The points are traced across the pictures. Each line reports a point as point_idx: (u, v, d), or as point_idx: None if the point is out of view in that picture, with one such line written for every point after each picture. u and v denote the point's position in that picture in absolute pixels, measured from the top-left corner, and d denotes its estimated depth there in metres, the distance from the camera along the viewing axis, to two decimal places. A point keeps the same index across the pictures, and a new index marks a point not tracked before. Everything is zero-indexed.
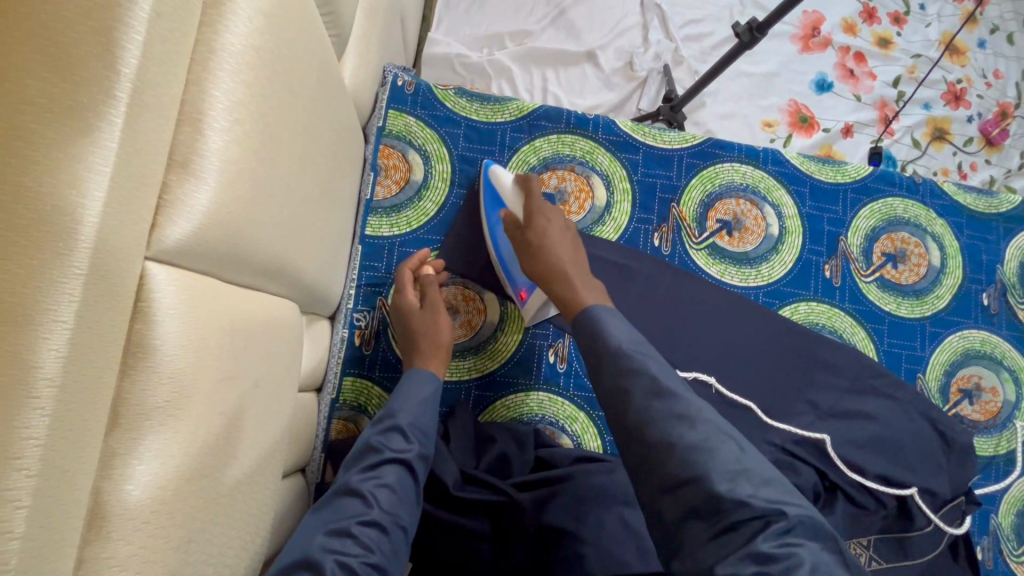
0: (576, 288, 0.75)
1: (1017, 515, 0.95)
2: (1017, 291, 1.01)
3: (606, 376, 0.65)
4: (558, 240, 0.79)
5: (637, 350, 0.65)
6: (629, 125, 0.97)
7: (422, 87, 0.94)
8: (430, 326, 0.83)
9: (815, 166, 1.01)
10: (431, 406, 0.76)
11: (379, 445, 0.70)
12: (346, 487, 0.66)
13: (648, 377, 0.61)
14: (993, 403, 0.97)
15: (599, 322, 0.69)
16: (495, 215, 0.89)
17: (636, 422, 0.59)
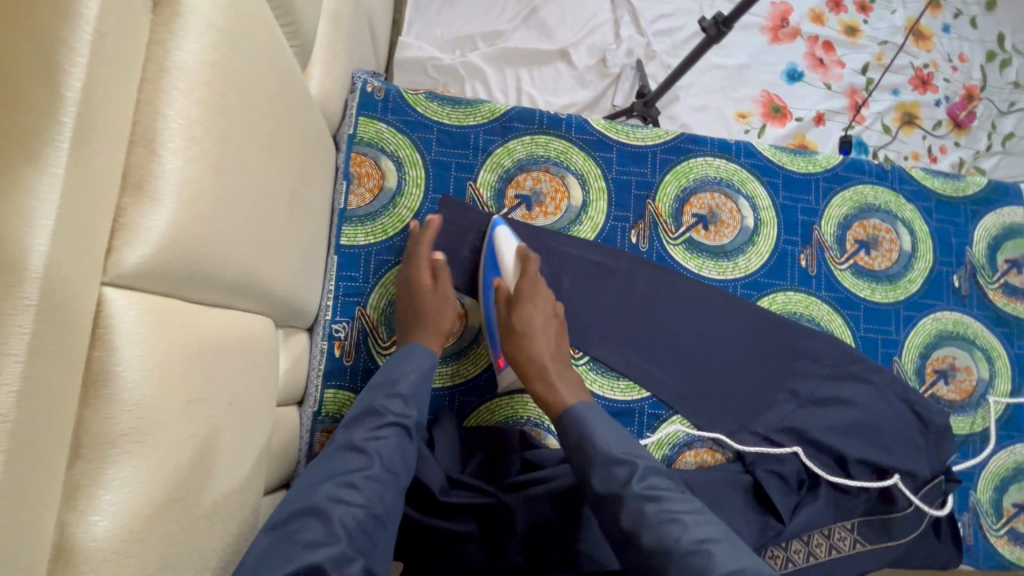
0: (557, 387, 0.79)
1: (995, 490, 0.97)
2: (987, 271, 1.03)
3: (593, 484, 0.69)
4: (544, 340, 0.82)
5: (628, 453, 0.69)
6: (602, 124, 0.96)
7: (392, 93, 0.93)
8: (437, 306, 0.84)
9: (787, 157, 1.01)
10: (429, 373, 0.79)
11: (379, 407, 0.73)
12: (347, 444, 0.69)
13: (639, 486, 0.66)
14: (967, 381, 0.99)
15: (587, 426, 0.73)
16: (490, 280, 0.90)
17: (631, 529, 0.64)
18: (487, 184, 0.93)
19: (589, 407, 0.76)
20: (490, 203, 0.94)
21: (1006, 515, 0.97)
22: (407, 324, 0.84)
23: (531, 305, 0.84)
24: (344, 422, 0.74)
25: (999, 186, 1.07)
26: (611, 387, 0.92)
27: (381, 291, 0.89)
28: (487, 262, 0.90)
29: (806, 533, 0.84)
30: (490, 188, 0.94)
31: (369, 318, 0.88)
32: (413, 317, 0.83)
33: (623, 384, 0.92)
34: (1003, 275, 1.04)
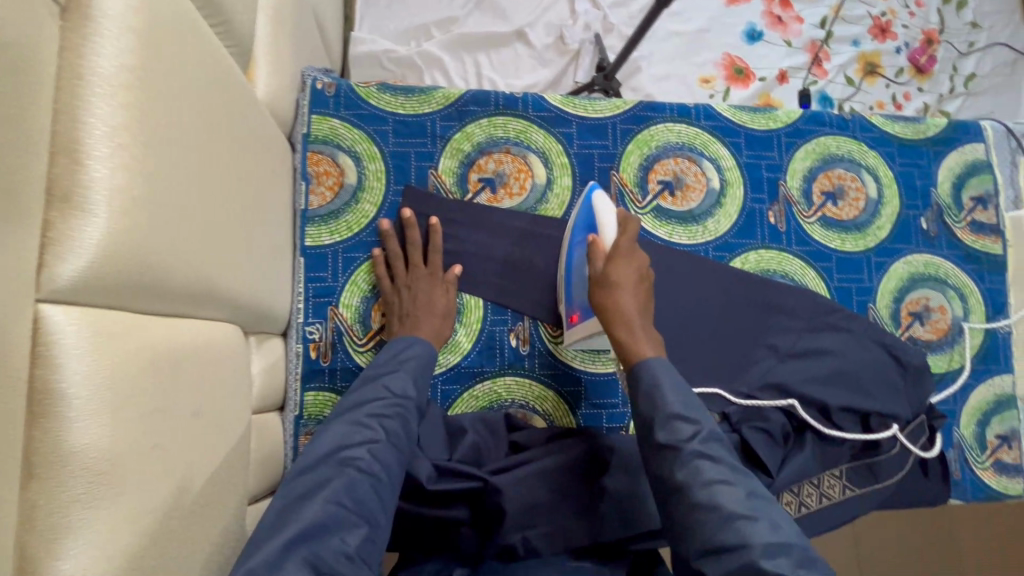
0: (636, 338, 0.75)
1: (978, 424, 0.99)
2: (953, 211, 1.04)
3: (655, 431, 0.67)
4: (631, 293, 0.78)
5: (692, 410, 0.68)
6: (559, 99, 0.95)
7: (343, 88, 0.91)
8: (430, 298, 0.85)
9: (747, 116, 1.01)
10: (429, 356, 0.80)
11: (381, 386, 0.73)
12: (350, 419, 0.70)
13: (699, 445, 0.65)
14: (942, 321, 1.01)
15: (658, 381, 0.70)
16: (580, 236, 0.87)
17: (681, 484, 0.63)
18: (449, 171, 0.92)
19: (668, 365, 0.73)
20: (454, 189, 0.92)
21: (990, 447, 0.99)
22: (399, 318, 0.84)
23: (626, 264, 0.79)
24: (344, 399, 0.75)
25: (958, 125, 1.07)
26: (593, 361, 0.93)
27: (352, 289, 0.88)
28: (580, 220, 0.88)
29: (797, 483, 0.87)
30: (453, 174, 0.92)
31: (343, 316, 0.87)
32: (408, 309, 0.84)
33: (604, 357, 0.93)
34: (970, 213, 1.05)
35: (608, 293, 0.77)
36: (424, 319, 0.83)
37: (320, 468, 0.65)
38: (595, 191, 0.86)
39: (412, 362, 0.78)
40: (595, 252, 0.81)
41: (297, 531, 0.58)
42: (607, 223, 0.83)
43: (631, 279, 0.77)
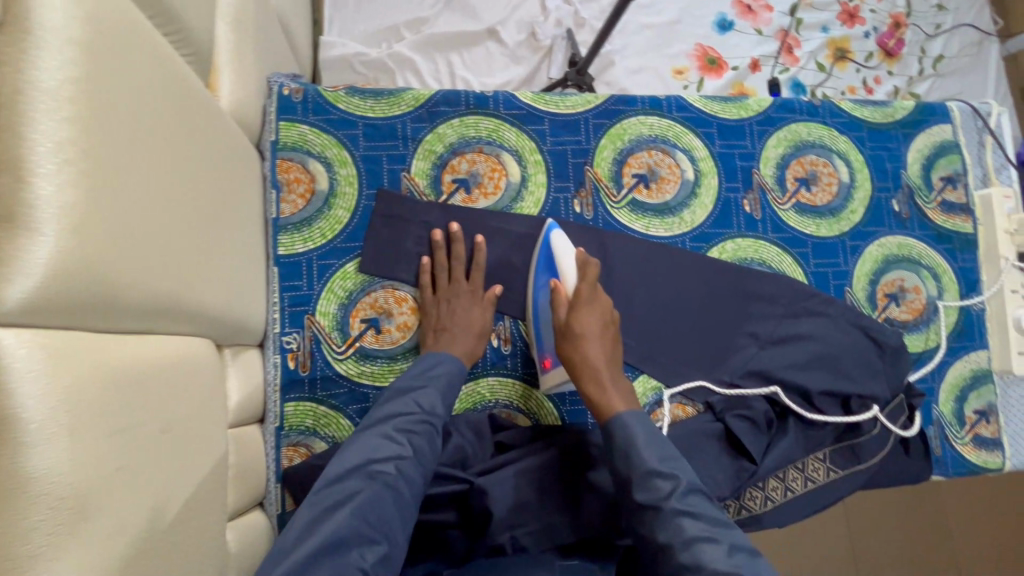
0: (603, 389, 0.78)
1: (956, 400, 1.01)
2: (924, 192, 1.06)
3: (635, 490, 0.69)
4: (595, 344, 0.81)
5: (669, 466, 0.69)
6: (530, 96, 0.95)
7: (310, 93, 0.90)
8: (468, 314, 0.85)
9: (718, 106, 1.01)
10: (458, 372, 0.80)
11: (411, 401, 0.73)
12: (380, 432, 0.70)
13: (678, 503, 0.66)
14: (917, 301, 1.02)
15: (632, 437, 0.72)
16: (544, 281, 0.89)
17: (666, 545, 0.65)
18: (422, 173, 0.91)
19: (639, 415, 0.75)
20: (428, 191, 0.91)
21: (969, 423, 1.01)
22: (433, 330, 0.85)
23: (589, 311, 0.83)
24: (373, 409, 0.75)
25: (925, 107, 1.09)
26: None
27: (328, 296, 0.86)
28: (540, 264, 0.90)
29: (782, 469, 0.88)
30: (426, 176, 0.92)
31: (321, 325, 0.85)
32: (444, 323, 0.84)
33: None
34: (940, 193, 1.06)
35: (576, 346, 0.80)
36: (460, 332, 0.84)
37: (347, 480, 0.65)
38: (555, 231, 0.89)
39: (442, 378, 0.78)
40: (557, 300, 0.84)
41: (321, 544, 0.59)
42: (572, 272, 0.86)
43: (595, 327, 0.81)
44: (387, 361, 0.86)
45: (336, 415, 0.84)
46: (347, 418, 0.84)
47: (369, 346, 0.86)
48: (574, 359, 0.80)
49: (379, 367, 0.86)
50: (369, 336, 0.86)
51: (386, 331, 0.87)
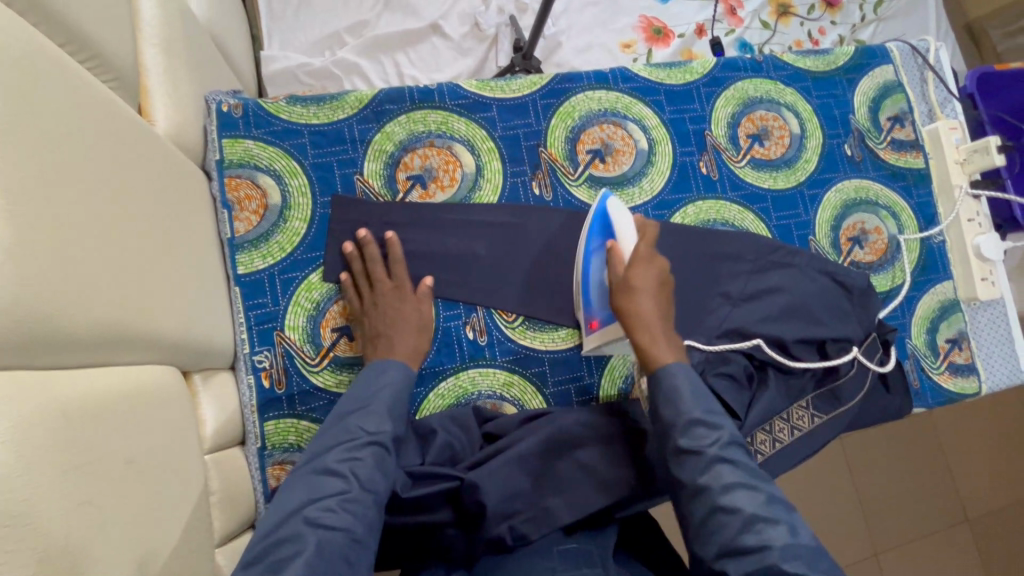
0: (657, 342, 0.76)
1: (928, 332, 1.03)
2: (874, 134, 1.08)
3: (677, 436, 0.69)
4: (651, 302, 0.78)
5: (713, 415, 0.70)
6: (474, 85, 0.94)
7: (250, 106, 0.88)
8: (400, 314, 0.82)
9: (664, 73, 1.02)
10: (404, 385, 0.77)
11: (354, 426, 0.69)
12: (322, 466, 0.65)
13: (720, 451, 0.67)
14: (879, 241, 1.04)
15: (677, 390, 0.72)
16: (594, 244, 0.87)
17: (702, 487, 0.65)
18: (375, 174, 0.90)
19: (687, 368, 0.74)
20: (383, 191, 0.90)
21: (943, 352, 1.03)
22: (369, 342, 0.81)
23: (647, 269, 0.80)
24: (312, 443, 0.69)
25: (866, 51, 1.10)
26: (554, 340, 0.92)
27: (296, 310, 0.85)
28: (593, 227, 0.88)
29: (768, 421, 0.89)
30: (380, 176, 0.90)
31: (291, 339, 0.84)
32: (379, 327, 0.81)
33: (563, 333, 0.93)
34: (889, 133, 1.08)
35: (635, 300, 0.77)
36: (397, 336, 0.81)
37: (289, 525, 0.59)
38: (609, 198, 0.87)
39: (383, 396, 0.74)
40: (614, 259, 0.82)
41: None
42: (625, 232, 0.83)
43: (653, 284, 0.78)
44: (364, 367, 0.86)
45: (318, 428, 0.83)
46: None
47: (344, 355, 0.85)
48: (631, 312, 0.78)
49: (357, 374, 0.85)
50: (342, 344, 0.85)
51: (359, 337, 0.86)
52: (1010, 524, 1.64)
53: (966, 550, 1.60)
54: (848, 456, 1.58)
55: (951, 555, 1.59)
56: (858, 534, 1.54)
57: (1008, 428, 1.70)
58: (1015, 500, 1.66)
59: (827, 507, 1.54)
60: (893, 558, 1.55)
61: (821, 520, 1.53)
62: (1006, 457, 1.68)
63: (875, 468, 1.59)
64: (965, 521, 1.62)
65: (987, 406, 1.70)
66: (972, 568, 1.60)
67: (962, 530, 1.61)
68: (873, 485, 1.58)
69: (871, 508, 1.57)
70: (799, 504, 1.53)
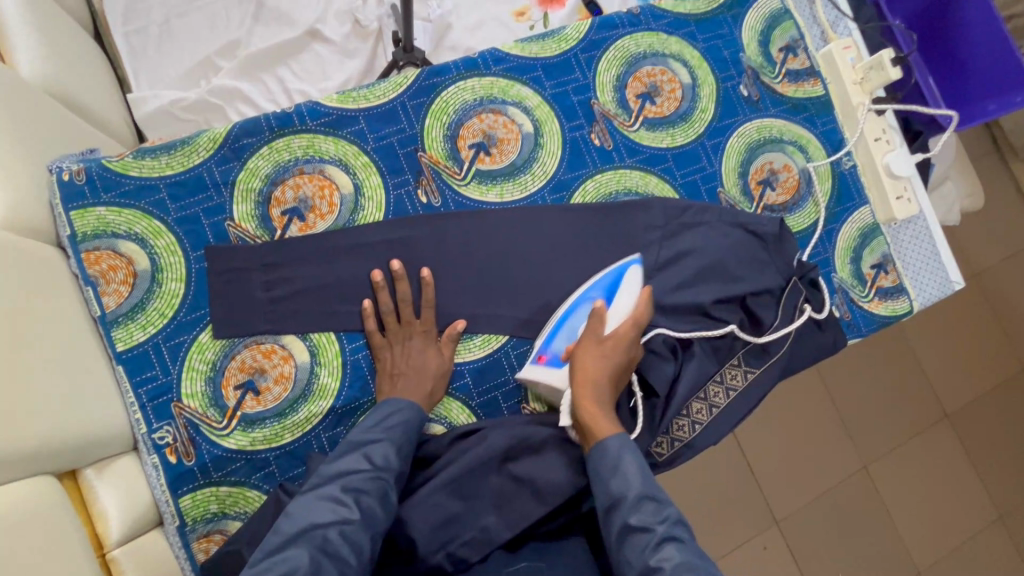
0: (604, 411, 0.78)
1: (852, 262, 1.02)
2: (768, 69, 1.03)
3: (627, 513, 0.70)
4: (608, 374, 0.80)
5: (660, 492, 0.71)
6: (335, 99, 0.88)
7: (94, 169, 0.81)
8: (422, 357, 0.83)
9: (537, 46, 0.95)
10: (416, 422, 0.78)
11: (363, 457, 0.72)
12: (326, 494, 0.68)
13: (667, 529, 0.68)
14: (790, 179, 1.01)
15: (619, 459, 0.73)
16: (591, 296, 0.88)
17: (653, 568, 0.65)
18: (247, 216, 0.85)
19: (630, 445, 0.75)
20: (260, 232, 0.85)
21: (870, 279, 1.02)
22: (385, 376, 0.82)
23: (620, 340, 0.82)
24: (322, 464, 0.73)
25: None
26: (472, 350, 0.88)
27: (191, 376, 0.80)
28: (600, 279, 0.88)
29: (700, 390, 0.87)
30: (253, 217, 0.85)
31: (191, 407, 0.80)
32: (399, 368, 0.82)
33: (478, 341, 0.89)
34: (783, 65, 1.04)
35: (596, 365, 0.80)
36: (413, 381, 0.81)
37: (291, 548, 0.64)
38: (632, 265, 0.87)
39: (390, 430, 0.76)
40: (595, 318, 0.83)
41: None
42: (624, 306, 0.84)
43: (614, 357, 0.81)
44: (277, 419, 0.82)
45: (240, 490, 0.80)
46: (253, 489, 0.80)
47: (252, 411, 0.81)
48: (588, 375, 0.80)
49: (270, 429, 0.81)
50: (248, 402, 0.81)
51: (265, 390, 0.82)
52: (988, 413, 1.67)
53: (950, 447, 1.64)
54: (825, 382, 1.59)
55: (936, 454, 1.63)
56: (842, 455, 1.57)
57: (974, 321, 1.71)
58: (989, 392, 1.68)
59: (813, 436, 1.56)
60: (882, 468, 1.59)
61: (810, 450, 1.55)
62: (975, 351, 1.70)
63: (851, 388, 1.61)
64: (944, 419, 1.65)
65: (950, 305, 1.70)
66: (958, 464, 1.63)
67: (943, 429, 1.64)
68: (854, 404, 1.60)
69: (855, 427, 1.59)
70: (786, 439, 1.54)
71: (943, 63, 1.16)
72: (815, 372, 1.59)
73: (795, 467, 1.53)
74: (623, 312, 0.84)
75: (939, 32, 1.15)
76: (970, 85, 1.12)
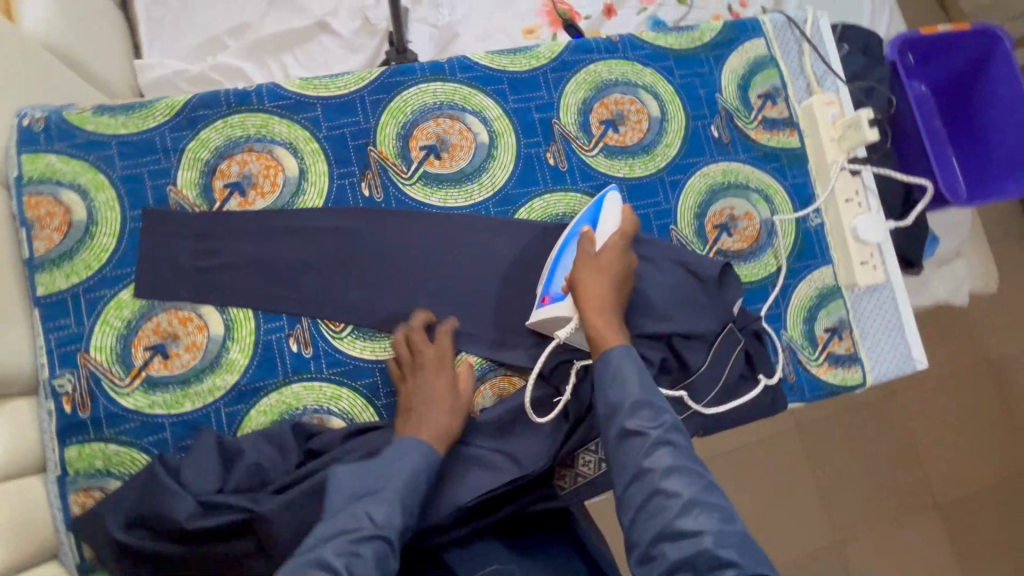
0: (605, 322, 0.76)
1: (805, 322, 0.97)
2: (743, 113, 1.01)
3: (624, 418, 0.68)
4: (607, 290, 0.78)
5: (656, 398, 0.70)
6: (296, 84, 0.90)
7: (53, 119, 0.84)
8: (438, 387, 0.80)
9: (507, 59, 0.95)
10: (428, 470, 0.74)
11: (362, 514, 0.66)
12: (318, 559, 0.61)
13: (663, 434, 0.67)
14: (751, 227, 0.98)
15: (620, 368, 0.72)
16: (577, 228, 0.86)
17: (645, 470, 0.65)
18: (190, 183, 0.86)
19: (631, 354, 0.73)
20: (199, 201, 0.86)
21: (823, 342, 0.97)
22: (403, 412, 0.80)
23: (615, 258, 0.81)
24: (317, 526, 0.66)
25: (735, 23, 1.03)
26: (386, 350, 0.87)
27: (104, 330, 0.81)
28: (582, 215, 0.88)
29: None
30: (195, 186, 0.86)
31: (97, 360, 0.81)
32: (414, 401, 0.79)
33: None
34: (760, 111, 1.01)
35: (590, 282, 0.78)
36: (427, 412, 0.78)
37: None
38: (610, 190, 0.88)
39: (398, 484, 0.70)
40: (587, 242, 0.82)
41: None
42: (608, 226, 0.84)
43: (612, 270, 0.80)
44: (180, 386, 0.82)
45: (128, 451, 0.80)
46: (141, 452, 0.80)
47: (157, 374, 0.82)
48: (586, 293, 0.78)
49: (171, 394, 0.82)
50: (155, 364, 0.82)
51: (173, 356, 0.82)
52: (983, 511, 1.54)
53: (937, 541, 1.51)
54: (804, 446, 1.51)
55: (921, 546, 1.50)
56: (813, 525, 1.47)
57: (978, 412, 1.61)
58: (987, 490, 1.56)
59: (780, 494, 1.48)
60: (857, 549, 1.48)
61: (778, 514, 1.46)
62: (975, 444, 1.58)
63: (831, 457, 1.52)
64: (934, 509, 1.53)
65: (953, 388, 1.61)
66: (945, 562, 1.50)
67: (931, 520, 1.52)
68: (831, 472, 1.51)
69: (831, 499, 1.50)
70: (753, 498, 1.46)
71: (966, 141, 1.16)
72: (792, 427, 1.52)
73: (759, 529, 1.45)
74: (611, 231, 0.84)
75: (965, 109, 1.16)
76: (991, 166, 1.12)
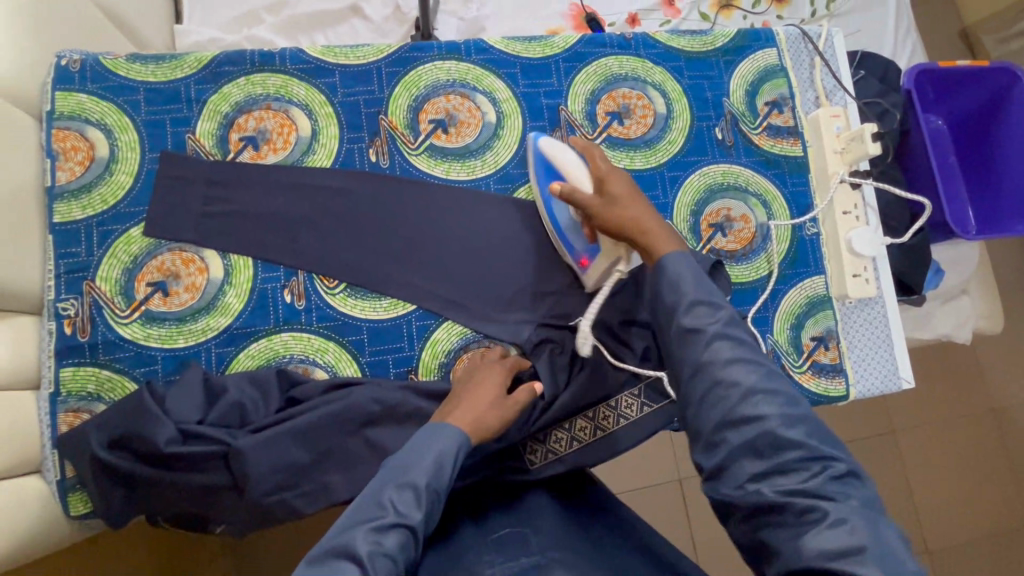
0: (653, 233, 0.72)
1: (792, 328, 0.97)
2: (748, 118, 1.02)
3: (679, 317, 0.65)
4: (633, 212, 0.74)
5: (713, 295, 0.67)
6: (317, 50, 0.94)
7: (88, 62, 0.89)
8: (489, 378, 0.79)
9: (522, 46, 0.99)
10: (462, 460, 0.69)
11: (386, 501, 0.61)
12: (342, 548, 0.57)
13: (722, 328, 0.64)
14: (746, 230, 0.99)
15: (674, 275, 0.68)
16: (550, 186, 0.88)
17: (705, 363, 0.62)
18: (208, 133, 0.91)
19: (684, 256, 0.69)
20: (214, 150, 0.91)
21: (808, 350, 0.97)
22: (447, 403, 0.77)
23: (618, 180, 0.76)
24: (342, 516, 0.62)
25: (749, 32, 1.05)
26: (376, 309, 0.90)
27: (111, 262, 0.85)
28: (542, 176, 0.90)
29: (590, 408, 0.86)
30: (213, 136, 0.91)
31: (101, 290, 0.85)
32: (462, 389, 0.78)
33: (385, 303, 0.90)
34: (766, 118, 1.03)
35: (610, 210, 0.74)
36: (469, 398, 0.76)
37: None
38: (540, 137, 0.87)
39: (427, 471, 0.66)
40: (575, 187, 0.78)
41: None
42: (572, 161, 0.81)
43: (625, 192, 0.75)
44: (175, 323, 0.85)
45: (120, 378, 0.83)
46: (132, 381, 0.83)
47: (156, 309, 0.85)
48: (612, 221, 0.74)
49: (167, 329, 0.85)
50: (154, 299, 0.85)
51: (173, 294, 0.86)
52: (973, 558, 1.50)
53: None
54: None
55: None
56: None
57: (977, 455, 1.57)
58: (979, 537, 1.52)
59: None
60: None
61: None
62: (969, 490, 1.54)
63: None
64: (924, 553, 1.49)
65: (956, 430, 1.57)
66: None
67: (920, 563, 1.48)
68: None
69: None
70: None
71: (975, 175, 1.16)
72: None
73: None
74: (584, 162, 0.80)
75: (976, 142, 1.16)
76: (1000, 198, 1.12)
